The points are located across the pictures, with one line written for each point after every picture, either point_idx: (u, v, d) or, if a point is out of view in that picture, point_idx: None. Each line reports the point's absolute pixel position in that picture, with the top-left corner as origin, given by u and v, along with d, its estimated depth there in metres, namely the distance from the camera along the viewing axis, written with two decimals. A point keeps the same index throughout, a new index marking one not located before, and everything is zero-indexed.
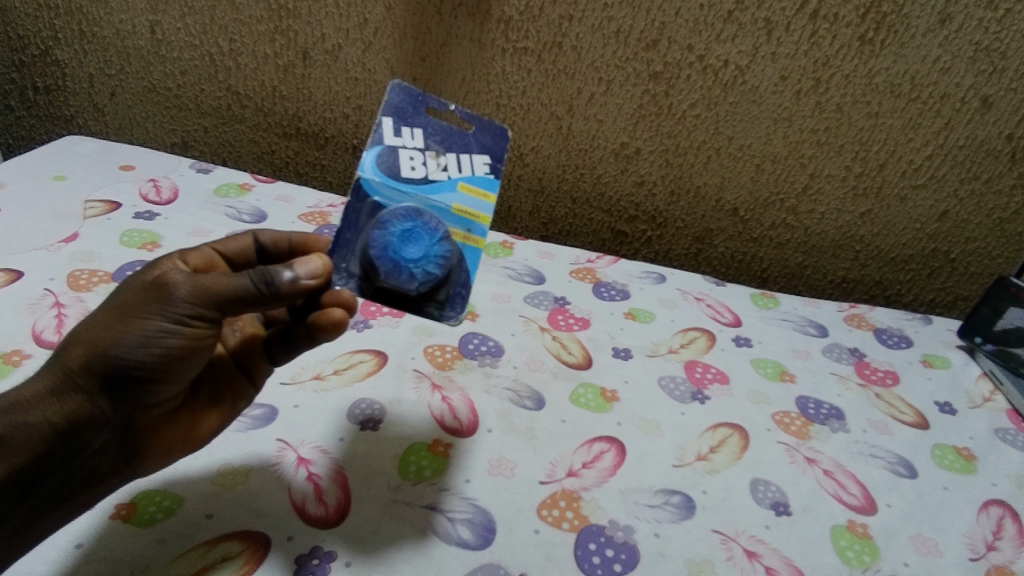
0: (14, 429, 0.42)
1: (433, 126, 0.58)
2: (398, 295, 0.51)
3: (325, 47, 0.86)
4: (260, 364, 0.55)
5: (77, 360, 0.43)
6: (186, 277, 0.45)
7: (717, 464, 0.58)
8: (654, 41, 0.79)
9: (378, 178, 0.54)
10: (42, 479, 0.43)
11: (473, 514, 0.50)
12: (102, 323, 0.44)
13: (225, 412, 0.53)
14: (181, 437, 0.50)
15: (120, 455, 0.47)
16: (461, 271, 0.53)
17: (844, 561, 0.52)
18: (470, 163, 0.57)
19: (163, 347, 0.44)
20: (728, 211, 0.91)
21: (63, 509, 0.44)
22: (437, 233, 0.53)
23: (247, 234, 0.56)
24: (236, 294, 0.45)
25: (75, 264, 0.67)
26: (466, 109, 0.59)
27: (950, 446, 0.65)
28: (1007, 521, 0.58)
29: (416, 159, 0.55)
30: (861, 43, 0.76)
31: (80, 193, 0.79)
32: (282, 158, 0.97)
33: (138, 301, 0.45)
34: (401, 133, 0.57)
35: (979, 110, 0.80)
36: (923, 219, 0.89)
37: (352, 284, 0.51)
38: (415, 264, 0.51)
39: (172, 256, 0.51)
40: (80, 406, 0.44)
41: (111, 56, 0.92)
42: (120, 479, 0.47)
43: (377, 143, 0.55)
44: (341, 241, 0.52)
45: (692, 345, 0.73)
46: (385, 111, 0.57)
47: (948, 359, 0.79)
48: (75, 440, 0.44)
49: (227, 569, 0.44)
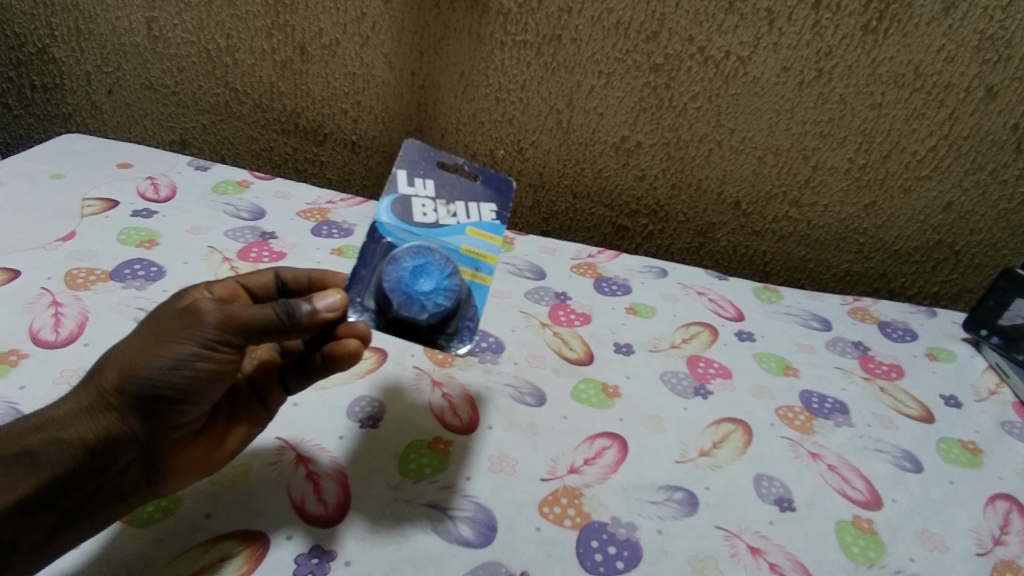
0: (46, 445, 0.42)
1: (443, 178, 0.60)
2: (410, 327, 0.50)
3: (323, 42, 0.85)
4: (275, 391, 0.54)
5: (111, 381, 0.43)
6: (216, 304, 0.45)
7: (720, 460, 0.58)
8: (654, 33, 0.78)
9: (391, 222, 0.56)
10: (67, 495, 0.43)
11: (474, 512, 0.50)
12: (136, 346, 0.44)
13: (243, 434, 0.51)
14: (202, 458, 0.48)
15: (142, 474, 0.46)
16: (470, 304, 0.54)
17: (849, 557, 0.52)
18: (478, 210, 0.59)
19: (193, 370, 0.44)
20: (730, 204, 0.90)
21: (86, 523, 0.44)
22: (447, 268, 0.52)
23: (268, 269, 0.55)
24: (261, 323, 0.45)
25: (72, 263, 0.67)
26: (473, 164, 0.61)
27: (956, 440, 0.65)
28: (1015, 515, 0.58)
29: (428, 206, 0.58)
30: (864, 33, 0.75)
31: (77, 192, 0.78)
32: (280, 155, 0.97)
33: (169, 326, 0.45)
34: (414, 183, 0.59)
35: (983, 100, 0.79)
36: (928, 211, 0.88)
37: (367, 316, 0.51)
38: (426, 296, 0.50)
39: (198, 286, 0.50)
40: (113, 425, 0.43)
41: (108, 53, 0.92)
42: (140, 499, 0.46)
43: (390, 194, 0.58)
44: (357, 278, 0.53)
45: (694, 340, 0.73)
46: (399, 163, 0.60)
47: (953, 352, 0.78)
48: (102, 457, 0.44)
49: (226, 569, 0.44)
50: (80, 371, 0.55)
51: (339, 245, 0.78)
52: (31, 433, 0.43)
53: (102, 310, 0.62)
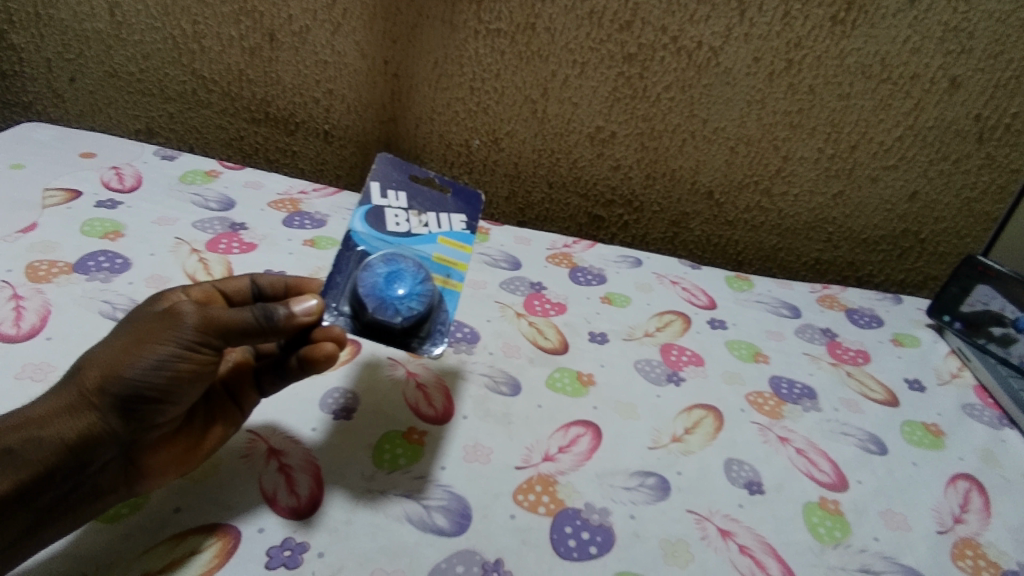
0: (26, 444, 0.41)
1: (416, 191, 0.61)
2: (384, 331, 0.50)
3: (293, 29, 0.84)
4: (250, 393, 0.53)
5: (93, 381, 0.43)
6: (197, 308, 0.45)
7: (692, 446, 0.59)
8: (627, 22, 0.78)
9: (365, 230, 0.57)
10: (43, 493, 0.42)
11: (449, 501, 0.50)
12: (117, 347, 0.44)
13: (220, 435, 0.50)
14: (180, 458, 0.47)
15: (121, 473, 0.45)
16: (442, 310, 0.54)
17: (816, 537, 0.53)
18: (449, 221, 0.60)
19: (174, 371, 0.44)
20: (703, 194, 0.91)
21: (62, 521, 0.43)
22: (420, 273, 0.52)
23: (244, 275, 0.53)
24: (241, 326, 0.45)
25: (34, 255, 0.65)
26: (445, 177, 0.63)
27: (919, 423, 0.67)
28: (974, 494, 0.60)
29: (401, 216, 0.59)
30: (832, 24, 0.77)
31: (38, 182, 0.76)
32: (251, 145, 0.95)
33: (150, 328, 0.44)
34: (387, 195, 0.60)
35: (947, 91, 0.81)
36: (894, 200, 0.90)
37: (342, 321, 0.51)
38: (400, 301, 0.50)
39: (175, 289, 0.50)
40: (93, 424, 0.43)
41: (69, 40, 0.89)
42: (117, 497, 0.45)
43: (364, 204, 0.59)
44: (332, 284, 0.53)
45: (668, 328, 0.74)
46: (373, 176, 0.61)
47: (917, 338, 0.80)
48: (82, 457, 0.43)
49: (196, 562, 0.44)
50: (43, 365, 0.54)
51: (312, 236, 0.77)
52: (10, 431, 0.41)
53: (65, 303, 0.60)
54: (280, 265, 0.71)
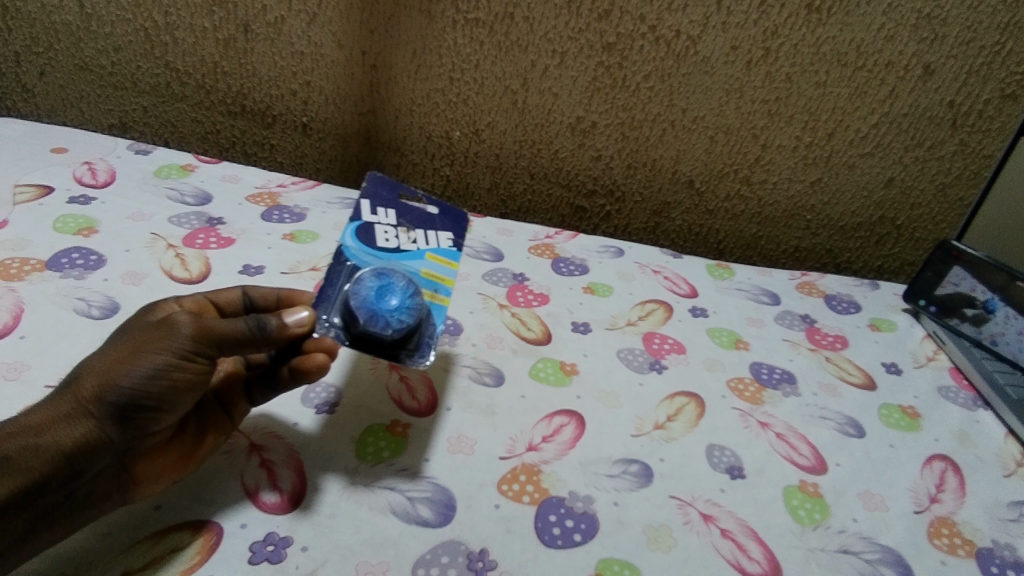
0: (22, 451, 0.41)
1: (405, 209, 0.63)
2: (374, 343, 0.50)
3: (268, 20, 0.82)
4: (240, 402, 0.51)
5: (90, 390, 0.42)
6: (192, 316, 0.45)
7: (674, 432, 0.59)
8: (606, 11, 0.78)
9: (355, 246, 0.57)
10: (40, 497, 0.41)
11: (433, 493, 0.50)
12: (114, 356, 0.44)
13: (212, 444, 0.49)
14: (175, 465, 0.47)
15: (115, 481, 0.44)
16: (430, 323, 0.54)
17: (796, 519, 0.54)
18: (437, 238, 0.61)
19: (171, 380, 0.43)
20: (684, 183, 0.91)
21: (55, 528, 0.42)
22: (410, 288, 0.53)
23: (237, 286, 0.53)
24: (235, 336, 0.45)
25: (5, 253, 0.64)
26: (433, 199, 0.65)
27: (896, 406, 0.68)
28: (949, 474, 0.61)
29: (390, 233, 0.59)
30: (808, 12, 0.77)
31: (7, 178, 0.74)
32: (227, 138, 0.93)
33: (145, 337, 0.44)
34: (377, 212, 0.61)
35: (921, 78, 0.82)
36: (871, 186, 0.91)
37: (333, 332, 0.51)
38: (391, 313, 0.50)
39: (168, 300, 0.50)
40: (91, 432, 0.42)
41: (38, 32, 0.87)
42: (110, 504, 0.44)
43: (354, 220, 0.59)
44: (323, 296, 0.53)
45: (650, 317, 0.74)
46: (364, 195, 0.62)
47: (894, 322, 0.81)
48: (77, 463, 0.42)
49: (178, 560, 0.43)
50: (16, 364, 0.53)
51: (291, 229, 0.76)
52: (7, 438, 0.41)
53: (38, 301, 0.59)
54: (260, 260, 0.70)
